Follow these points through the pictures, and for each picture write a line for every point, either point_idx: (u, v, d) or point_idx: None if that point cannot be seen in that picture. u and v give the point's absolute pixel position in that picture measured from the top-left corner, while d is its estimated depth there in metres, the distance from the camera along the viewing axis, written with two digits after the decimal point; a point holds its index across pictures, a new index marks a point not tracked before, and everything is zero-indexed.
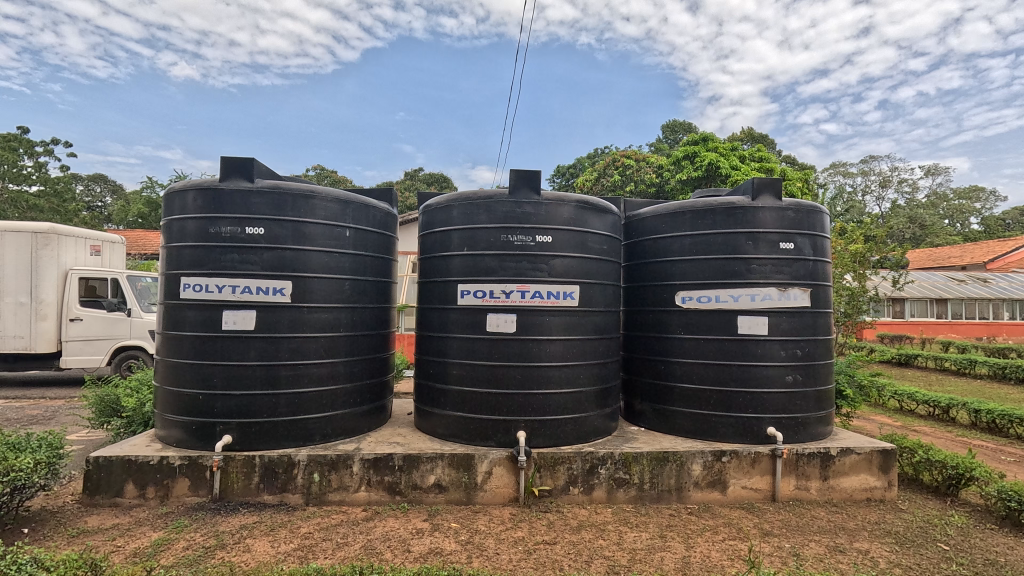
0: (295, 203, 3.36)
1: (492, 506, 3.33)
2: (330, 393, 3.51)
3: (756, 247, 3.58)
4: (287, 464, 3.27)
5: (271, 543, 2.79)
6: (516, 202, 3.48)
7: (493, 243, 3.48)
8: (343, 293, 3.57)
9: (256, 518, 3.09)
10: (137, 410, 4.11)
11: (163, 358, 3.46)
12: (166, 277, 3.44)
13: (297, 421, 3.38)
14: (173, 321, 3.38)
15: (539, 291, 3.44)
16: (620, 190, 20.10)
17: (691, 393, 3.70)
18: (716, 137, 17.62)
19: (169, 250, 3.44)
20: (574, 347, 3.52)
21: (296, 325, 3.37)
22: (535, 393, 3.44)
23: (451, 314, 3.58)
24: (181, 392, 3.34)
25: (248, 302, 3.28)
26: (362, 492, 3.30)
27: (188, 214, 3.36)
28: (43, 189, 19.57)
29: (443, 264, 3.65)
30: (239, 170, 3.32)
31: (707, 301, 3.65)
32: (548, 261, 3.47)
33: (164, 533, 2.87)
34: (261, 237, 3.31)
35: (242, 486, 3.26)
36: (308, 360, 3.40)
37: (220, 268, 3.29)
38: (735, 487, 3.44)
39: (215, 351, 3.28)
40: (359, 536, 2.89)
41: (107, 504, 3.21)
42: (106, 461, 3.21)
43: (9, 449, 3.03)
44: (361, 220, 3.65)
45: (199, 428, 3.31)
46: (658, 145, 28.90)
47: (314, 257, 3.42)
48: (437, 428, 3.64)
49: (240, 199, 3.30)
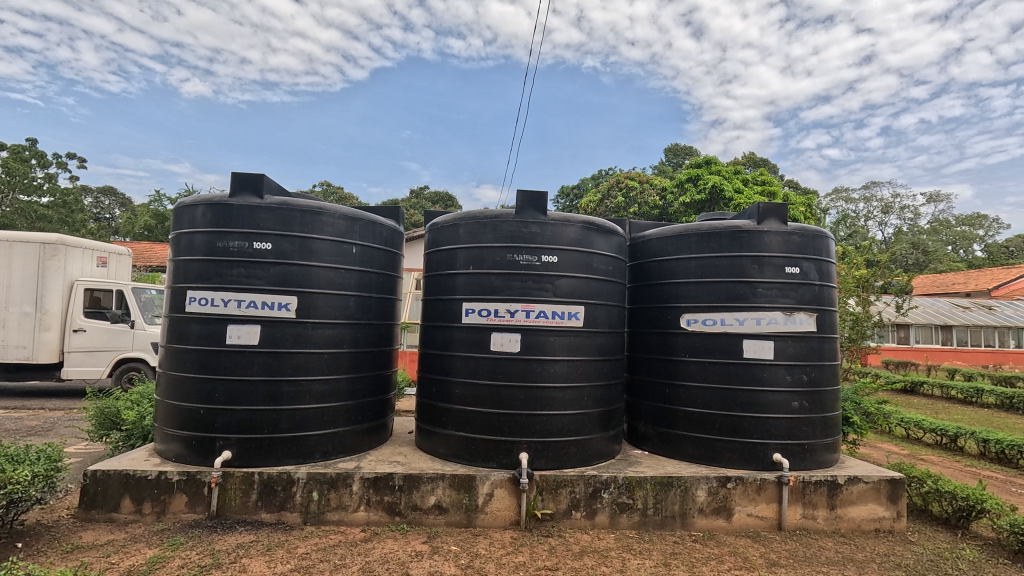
0: (302, 219, 3.39)
1: (492, 529, 3.26)
2: (332, 410, 3.48)
3: (762, 271, 3.57)
4: (286, 482, 3.23)
5: (267, 563, 2.75)
6: (523, 222, 3.49)
7: (499, 262, 3.48)
8: (348, 309, 3.57)
9: (253, 537, 3.04)
10: (138, 423, 4.08)
11: (166, 371, 3.45)
12: (173, 291, 3.45)
13: (298, 438, 3.35)
14: (176, 334, 3.39)
15: (544, 311, 3.43)
16: (624, 211, 20.21)
17: (695, 416, 3.66)
18: (720, 161, 17.85)
19: (176, 263, 3.46)
20: (578, 368, 3.50)
21: (299, 340, 3.36)
22: (538, 414, 3.40)
23: (455, 333, 3.57)
24: (183, 406, 3.32)
25: (253, 317, 3.28)
26: (361, 512, 3.25)
27: (196, 229, 3.39)
28: (54, 200, 19.83)
29: (449, 282, 3.66)
30: (249, 186, 3.36)
31: (712, 324, 3.63)
32: (553, 281, 3.46)
33: (159, 551, 2.83)
34: (268, 253, 3.32)
35: (239, 503, 3.22)
36: (311, 375, 3.39)
37: (226, 283, 3.30)
38: (741, 514, 3.38)
39: (217, 365, 3.27)
40: (357, 558, 2.84)
41: (103, 520, 3.17)
42: (103, 476, 3.18)
43: (8, 460, 3.01)
44: (367, 237, 3.67)
45: (199, 443, 3.28)
46: (660, 168, 29.18)
47: (320, 273, 3.43)
48: (439, 448, 3.60)
49: (249, 214, 3.32)
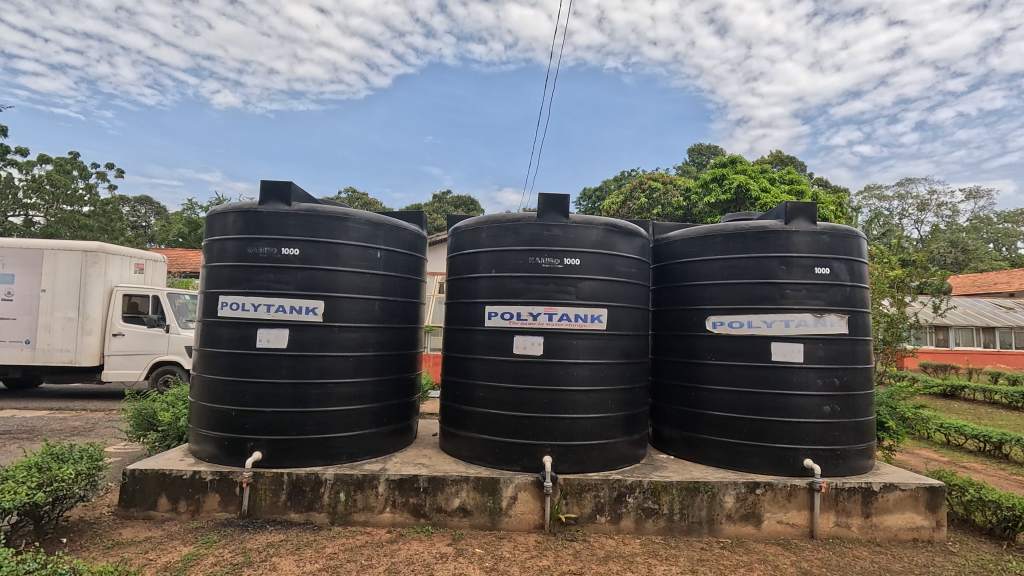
0: (328, 225, 3.46)
1: (517, 533, 3.26)
2: (357, 412, 3.53)
3: (790, 272, 3.49)
4: (313, 483, 3.29)
5: (296, 563, 2.80)
6: (544, 225, 3.50)
7: (521, 265, 3.49)
8: (372, 313, 3.62)
9: (282, 536, 3.11)
10: (173, 424, 4.21)
11: (199, 374, 3.56)
12: (205, 295, 3.57)
13: (325, 439, 3.42)
14: (209, 338, 3.50)
15: (566, 314, 3.42)
16: (648, 212, 19.99)
17: (721, 421, 3.60)
18: (746, 160, 17.56)
19: (209, 269, 3.58)
20: (601, 371, 3.47)
21: (325, 343, 3.42)
22: (561, 417, 3.39)
23: (477, 336, 3.59)
24: (215, 408, 3.43)
25: (281, 321, 3.36)
26: (387, 514, 3.29)
27: (227, 235, 3.49)
28: (94, 210, 20.69)
29: (471, 286, 3.68)
30: (277, 193, 3.45)
31: (738, 326, 3.56)
32: (575, 284, 3.45)
33: (193, 548, 2.92)
34: (295, 258, 3.41)
35: (269, 503, 3.29)
36: (337, 378, 3.45)
37: (255, 288, 3.40)
38: (770, 521, 3.30)
39: (247, 367, 3.36)
40: (383, 559, 2.87)
41: (140, 517, 3.29)
42: (141, 475, 3.30)
43: (53, 459, 3.15)
44: (391, 242, 3.73)
45: (231, 443, 3.38)
46: (684, 168, 28.79)
47: (345, 278, 3.49)
48: (463, 451, 3.63)
49: (277, 221, 3.41)
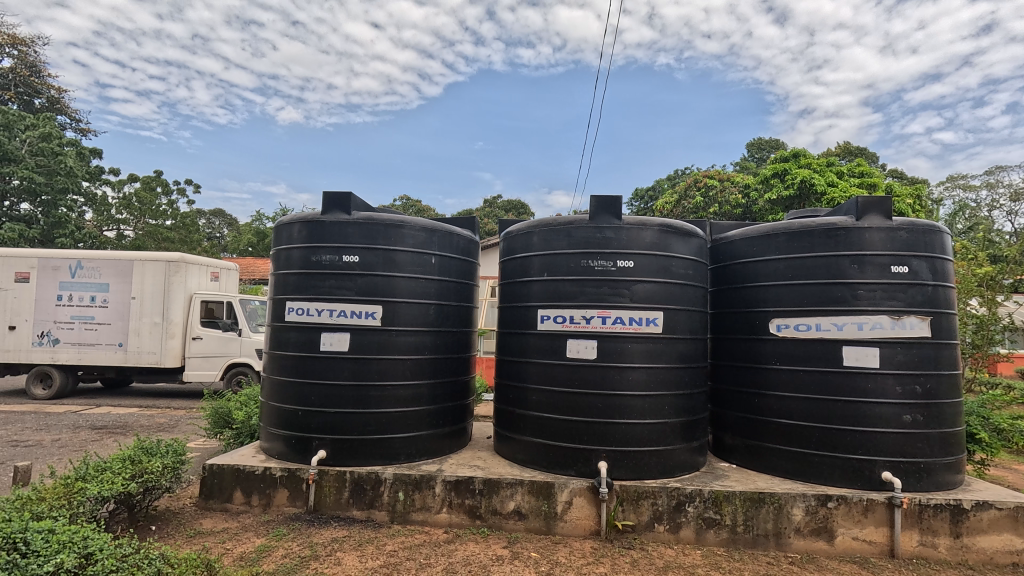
0: (386, 232, 3.59)
1: (572, 538, 3.23)
2: (415, 414, 3.63)
3: (863, 271, 3.27)
4: (374, 481, 3.41)
5: (359, 558, 2.91)
6: (597, 227, 3.46)
7: (573, 269, 3.47)
8: (428, 317, 3.72)
9: (346, 532, 3.24)
10: (246, 422, 4.49)
11: (269, 375, 3.78)
12: (274, 301, 3.78)
13: (384, 439, 3.53)
14: (277, 341, 3.70)
15: (621, 317, 3.37)
16: (704, 211, 19.33)
17: (788, 429, 3.42)
18: (810, 153, 16.64)
19: (277, 276, 3.80)
20: (658, 376, 3.39)
21: (384, 347, 3.54)
22: (617, 422, 3.33)
23: (531, 340, 3.60)
24: (284, 408, 3.62)
25: (343, 325, 3.51)
26: (444, 514, 3.35)
27: (293, 244, 3.69)
28: (175, 223, 22.44)
29: (524, 289, 3.70)
30: (338, 203, 3.62)
31: (806, 330, 3.37)
32: (629, 287, 3.39)
33: (265, 540, 3.09)
34: (355, 265, 3.55)
35: (333, 499, 3.44)
36: (395, 380, 3.56)
37: (319, 294, 3.57)
38: (844, 537, 3.10)
39: (312, 369, 3.53)
40: (440, 558, 2.93)
41: (218, 508, 3.53)
42: (218, 469, 3.54)
43: (143, 452, 3.44)
44: (445, 248, 3.82)
45: (298, 442, 3.56)
46: (741, 164, 27.65)
47: (402, 283, 3.60)
48: (517, 454, 3.64)
49: (339, 229, 3.57)
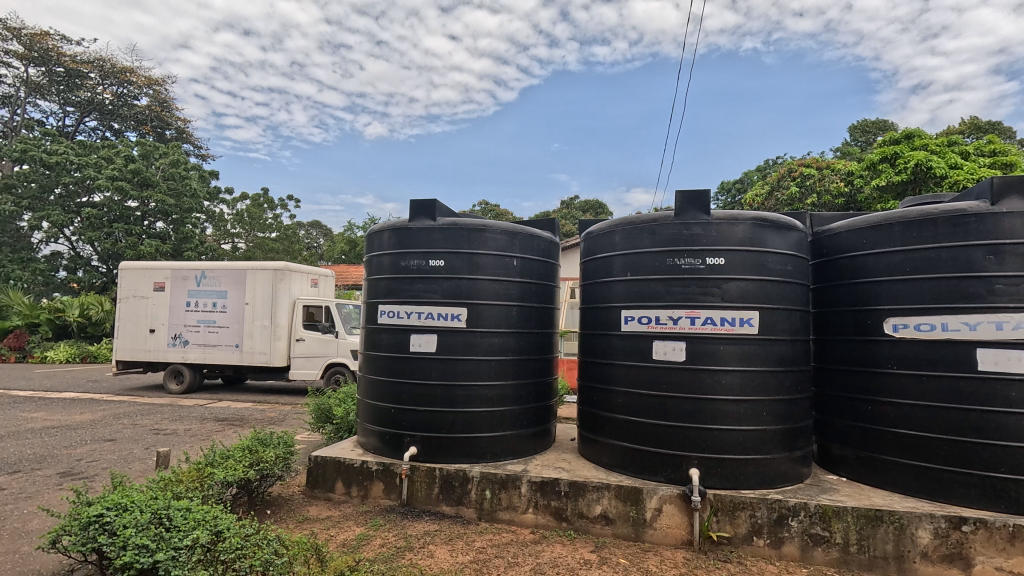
0: (469, 237, 3.69)
1: (663, 547, 3.12)
2: (500, 414, 3.69)
3: (1001, 263, 2.85)
4: (462, 479, 3.51)
5: (450, 552, 3.01)
6: (683, 224, 3.32)
7: (659, 268, 3.36)
8: (511, 319, 3.77)
9: (437, 526, 3.36)
10: (344, 418, 4.82)
11: (364, 375, 4.02)
12: (367, 305, 4.02)
13: (471, 438, 3.62)
14: (371, 342, 3.94)
15: (711, 317, 3.21)
16: (800, 203, 17.91)
17: (910, 440, 3.06)
18: (927, 132, 14.86)
19: (369, 282, 4.04)
20: (754, 380, 3.18)
21: (470, 347, 3.64)
22: (709, 428, 3.17)
23: (615, 341, 3.53)
24: (378, 405, 3.84)
25: (431, 327, 3.66)
26: (530, 514, 3.37)
27: (383, 251, 3.91)
28: (279, 235, 24.62)
29: (607, 290, 3.64)
30: (424, 210, 3.78)
31: (929, 330, 3.01)
32: (720, 285, 3.22)
33: (364, 529, 3.29)
34: (441, 269, 3.69)
35: (424, 494, 3.58)
36: (480, 380, 3.65)
37: (408, 297, 3.74)
38: (984, 567, 2.72)
39: (403, 369, 3.71)
40: (528, 558, 2.95)
41: (323, 497, 3.81)
42: (322, 461, 3.83)
43: (259, 443, 3.80)
44: (526, 250, 3.85)
45: (391, 438, 3.75)
46: (843, 149, 25.28)
47: (486, 286, 3.69)
48: (603, 458, 3.58)
49: (425, 235, 3.73)
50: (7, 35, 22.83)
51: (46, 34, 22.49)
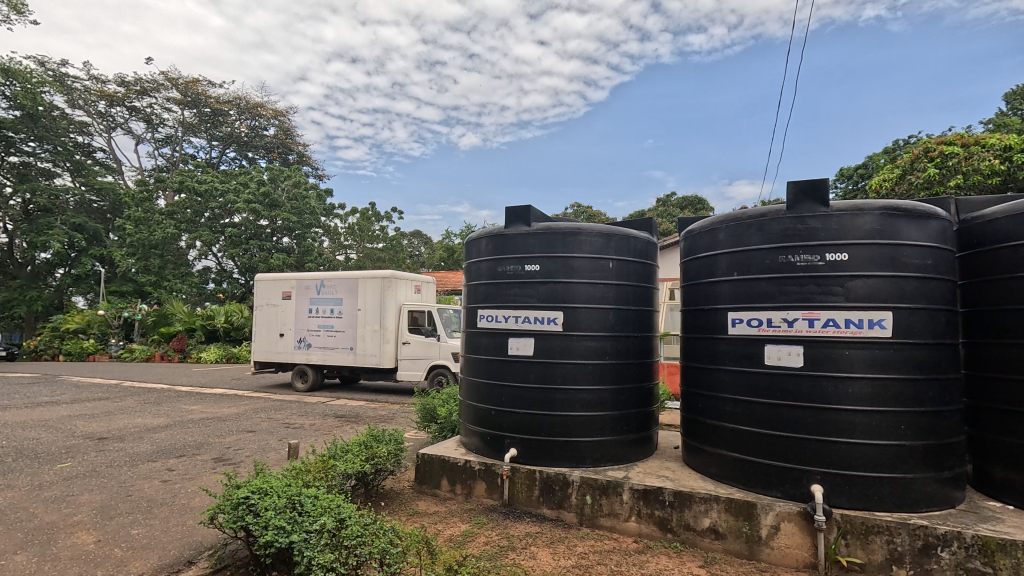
0: (564, 240, 3.70)
1: (781, 568, 2.88)
2: (599, 419, 3.65)
3: None
4: (562, 482, 3.52)
5: (552, 555, 3.03)
6: (797, 218, 3.05)
7: (769, 266, 3.12)
8: (608, 322, 3.71)
9: (538, 528, 3.40)
10: (448, 418, 5.05)
11: (466, 377, 4.18)
12: (467, 310, 4.19)
13: (570, 442, 3.62)
14: (471, 346, 4.09)
15: (833, 319, 2.91)
16: (941, 186, 15.62)
17: None
18: None
19: (468, 287, 4.20)
20: (887, 388, 2.83)
21: (567, 351, 3.64)
22: (834, 441, 2.87)
23: (721, 345, 3.33)
24: (479, 407, 3.97)
25: (528, 331, 3.71)
26: (632, 523, 3.29)
27: (481, 257, 4.05)
28: (385, 245, 26.42)
29: (711, 291, 3.45)
30: (519, 217, 3.86)
31: None
32: (844, 283, 2.91)
33: (469, 526, 3.42)
34: (537, 273, 3.73)
35: (525, 496, 3.64)
36: (578, 384, 3.63)
37: (505, 301, 3.84)
38: None
39: (503, 372, 3.80)
40: (632, 568, 2.88)
41: (430, 493, 4.02)
42: (428, 458, 4.05)
43: (373, 439, 4.11)
44: (623, 252, 3.78)
45: (492, 439, 3.86)
46: (996, 120, 21.65)
47: (581, 289, 3.67)
48: (710, 468, 3.39)
49: (520, 241, 3.80)
50: (168, 85, 26.99)
51: (196, 81, 26.26)
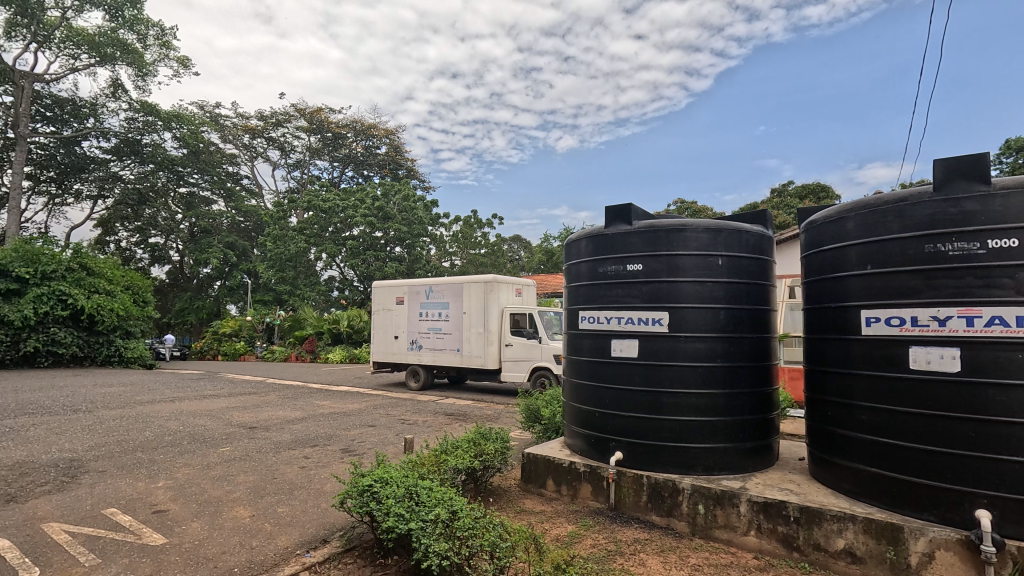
0: (668, 237, 3.56)
1: None
2: (710, 424, 3.46)
3: None
4: (672, 489, 3.38)
5: (663, 564, 2.92)
6: (948, 200, 2.65)
7: (913, 257, 2.74)
8: (719, 322, 3.51)
9: (647, 535, 3.30)
10: (552, 419, 5.09)
11: (569, 378, 4.19)
12: (569, 311, 4.19)
13: (679, 447, 3.46)
14: (573, 347, 4.09)
15: (1000, 317, 2.47)
16: None
17: None
18: None
19: (569, 289, 4.20)
20: None
21: (674, 353, 3.50)
22: (1004, 460, 2.44)
23: (854, 347, 2.99)
24: (583, 409, 3.96)
25: (632, 332, 3.63)
26: (752, 537, 3.07)
27: (581, 258, 4.03)
28: (487, 251, 27.27)
29: (839, 287, 3.11)
30: (620, 215, 3.80)
31: None
32: (1014, 274, 2.46)
33: (575, 527, 3.42)
34: (640, 273, 3.64)
35: (633, 501, 3.55)
36: (687, 387, 3.47)
37: (607, 302, 3.79)
38: None
39: (606, 374, 3.75)
40: None
41: (536, 492, 4.08)
42: (534, 457, 4.11)
43: (481, 437, 4.27)
44: (733, 247, 3.55)
45: (597, 441, 3.82)
46: None
47: (688, 288, 3.51)
48: (843, 483, 3.06)
49: (622, 240, 3.73)
50: (297, 115, 30.37)
51: (319, 110, 29.23)
